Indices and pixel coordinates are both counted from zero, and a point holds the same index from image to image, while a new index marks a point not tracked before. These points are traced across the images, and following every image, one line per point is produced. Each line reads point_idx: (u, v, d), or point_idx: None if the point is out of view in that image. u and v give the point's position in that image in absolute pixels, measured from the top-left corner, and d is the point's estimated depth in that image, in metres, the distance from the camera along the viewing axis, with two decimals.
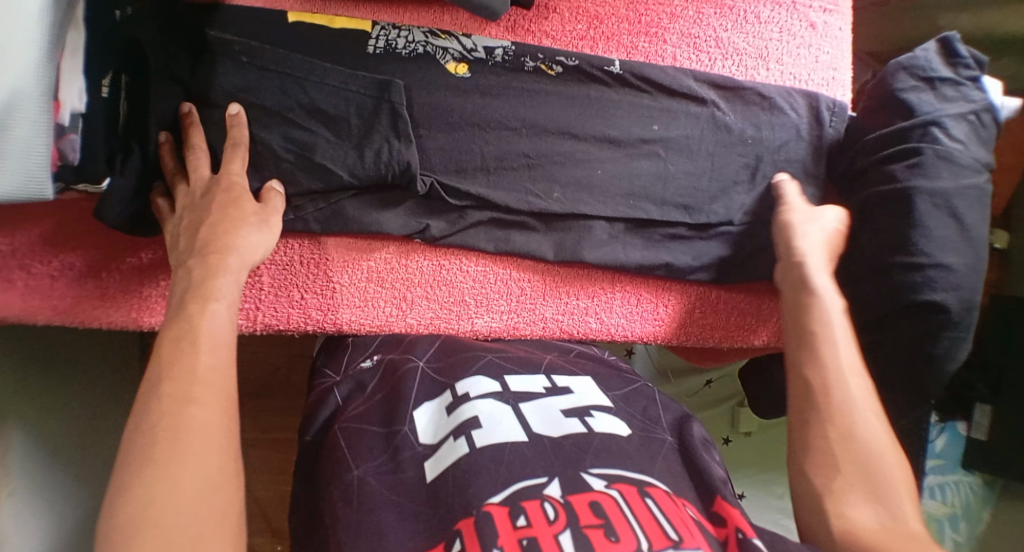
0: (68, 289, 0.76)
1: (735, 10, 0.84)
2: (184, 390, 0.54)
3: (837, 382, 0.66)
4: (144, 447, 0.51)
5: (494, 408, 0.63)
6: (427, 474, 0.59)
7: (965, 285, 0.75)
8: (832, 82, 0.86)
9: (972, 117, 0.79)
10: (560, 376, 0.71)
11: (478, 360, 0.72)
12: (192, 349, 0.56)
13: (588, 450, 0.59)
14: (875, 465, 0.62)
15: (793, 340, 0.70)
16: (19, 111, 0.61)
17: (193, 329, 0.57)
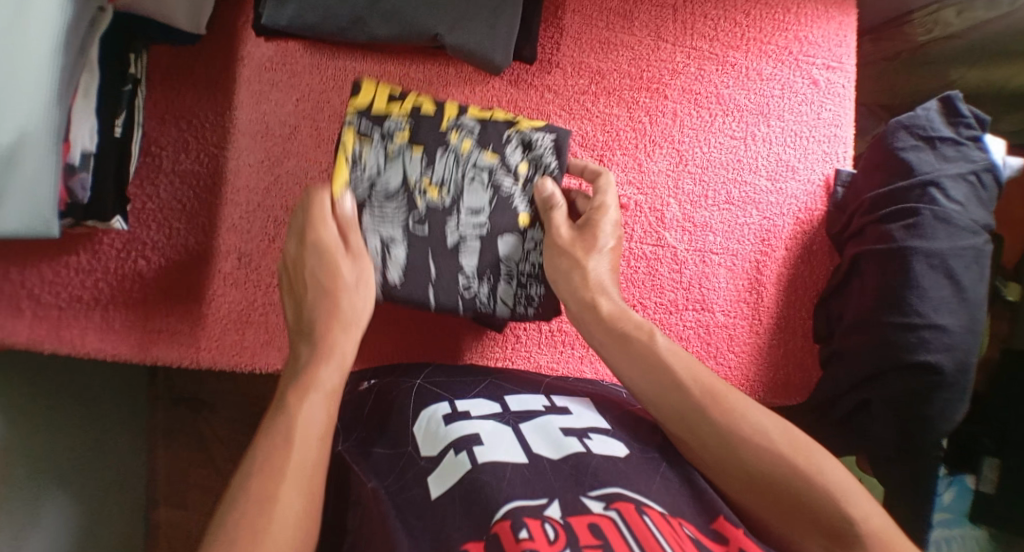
0: (75, 319, 0.77)
1: (737, 67, 0.84)
2: (281, 455, 0.56)
3: (667, 365, 0.64)
4: (254, 496, 0.54)
5: (495, 428, 0.63)
6: (431, 492, 0.59)
7: (958, 345, 0.75)
8: (833, 139, 0.86)
9: (972, 177, 0.80)
10: (560, 396, 0.70)
11: (478, 381, 0.72)
12: (295, 417, 0.59)
13: (588, 472, 0.59)
14: (738, 422, 0.60)
15: (621, 347, 0.67)
16: (26, 151, 0.63)
17: (295, 411, 0.59)
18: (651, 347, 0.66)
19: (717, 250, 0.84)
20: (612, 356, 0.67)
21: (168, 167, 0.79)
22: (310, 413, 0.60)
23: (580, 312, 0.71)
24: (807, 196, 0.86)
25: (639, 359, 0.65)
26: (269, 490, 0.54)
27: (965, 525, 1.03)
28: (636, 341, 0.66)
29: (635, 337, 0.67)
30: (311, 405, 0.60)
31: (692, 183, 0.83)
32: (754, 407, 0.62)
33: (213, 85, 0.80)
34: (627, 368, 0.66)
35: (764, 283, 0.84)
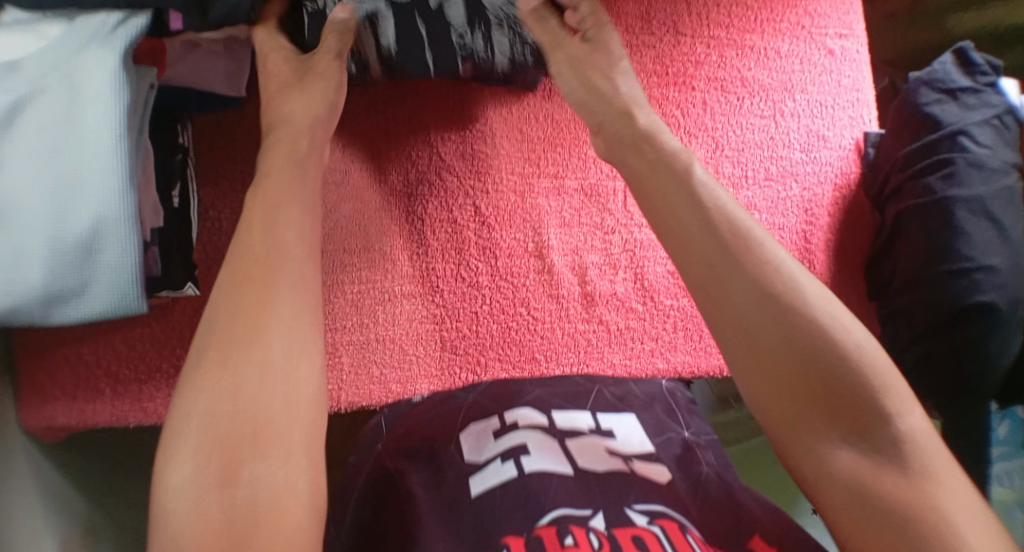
0: (157, 390, 0.79)
1: (755, 49, 0.87)
2: (249, 333, 0.52)
3: (813, 322, 0.56)
4: (224, 428, 0.48)
5: (541, 441, 0.69)
6: (471, 490, 0.64)
7: (1009, 283, 0.79)
8: (856, 104, 0.89)
9: (996, 121, 0.84)
10: (607, 418, 0.76)
11: (528, 394, 0.77)
12: (260, 287, 0.54)
13: (631, 486, 0.63)
14: (879, 417, 0.53)
15: (754, 292, 0.57)
16: (106, 235, 0.65)
17: (257, 313, 0.53)
18: (787, 297, 0.57)
19: (765, 227, 0.85)
20: (740, 294, 0.58)
21: (228, 229, 0.81)
22: (274, 320, 0.53)
23: (683, 239, 0.61)
24: (842, 161, 0.88)
25: (769, 307, 0.57)
26: (242, 389, 0.49)
27: None
28: (773, 278, 0.57)
29: (770, 278, 0.58)
30: (262, 326, 0.52)
31: (731, 166, 0.85)
32: (917, 422, 0.53)
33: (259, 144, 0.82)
34: (742, 310, 0.57)
35: (814, 253, 0.86)
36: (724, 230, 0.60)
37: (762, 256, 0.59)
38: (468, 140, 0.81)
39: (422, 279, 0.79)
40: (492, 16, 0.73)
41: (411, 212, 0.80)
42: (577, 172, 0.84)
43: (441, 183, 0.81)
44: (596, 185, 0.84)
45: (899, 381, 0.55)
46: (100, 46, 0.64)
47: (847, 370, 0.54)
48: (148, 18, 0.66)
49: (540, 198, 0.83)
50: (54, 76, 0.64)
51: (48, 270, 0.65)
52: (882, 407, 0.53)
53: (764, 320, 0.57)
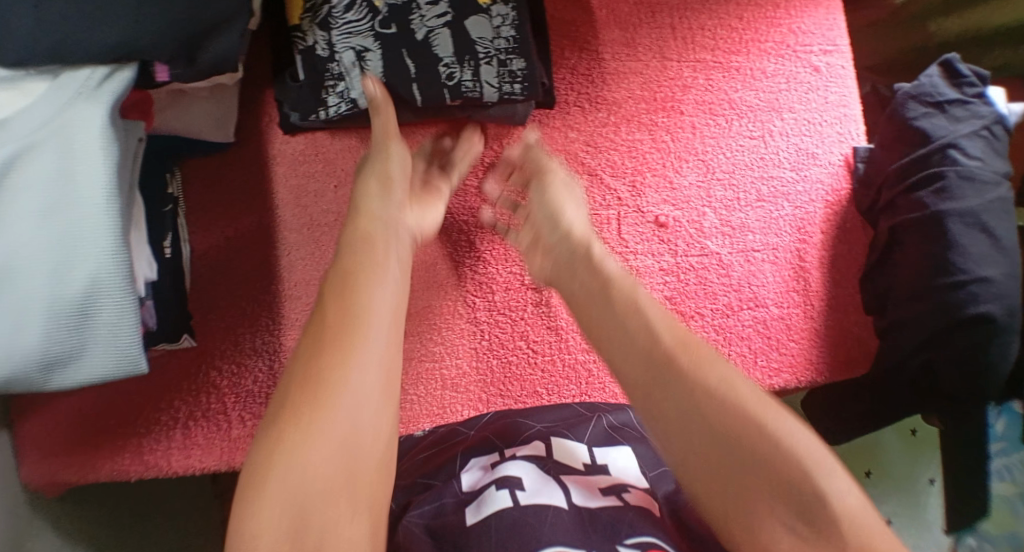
0: (158, 442, 0.78)
1: (742, 70, 0.87)
2: (342, 316, 0.53)
3: (704, 383, 0.50)
4: (310, 398, 0.49)
5: (537, 476, 0.62)
6: (467, 518, 0.59)
7: (1007, 293, 0.79)
8: (844, 119, 0.89)
9: (986, 132, 0.84)
10: (603, 448, 0.68)
11: (525, 430, 0.71)
12: (367, 281, 0.56)
13: (625, 521, 0.56)
14: (795, 478, 0.45)
15: (642, 365, 0.54)
16: (101, 298, 0.64)
17: (366, 304, 0.55)
18: (672, 364, 0.53)
19: (758, 247, 0.85)
20: (628, 375, 0.54)
21: (221, 277, 0.79)
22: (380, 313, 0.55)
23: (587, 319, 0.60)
24: (831, 178, 0.88)
25: (658, 378, 0.52)
26: (329, 364, 0.51)
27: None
28: (647, 347, 0.54)
29: (657, 346, 0.54)
30: (361, 306, 0.54)
31: (723, 189, 0.85)
32: (841, 483, 0.45)
33: (251, 190, 0.81)
34: (633, 390, 0.54)
35: (808, 271, 0.87)
36: (644, 339, 0.55)
37: (643, 323, 0.56)
38: None
39: (421, 318, 0.79)
40: (480, 51, 0.76)
41: (409, 251, 0.80)
42: None
43: (435, 219, 0.80)
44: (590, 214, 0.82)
45: (812, 440, 0.47)
46: (86, 100, 0.64)
47: (764, 437, 0.47)
48: (134, 71, 0.65)
49: None
50: (45, 132, 0.63)
51: (44, 335, 0.63)
52: (816, 487, 0.45)
53: (685, 425, 0.50)
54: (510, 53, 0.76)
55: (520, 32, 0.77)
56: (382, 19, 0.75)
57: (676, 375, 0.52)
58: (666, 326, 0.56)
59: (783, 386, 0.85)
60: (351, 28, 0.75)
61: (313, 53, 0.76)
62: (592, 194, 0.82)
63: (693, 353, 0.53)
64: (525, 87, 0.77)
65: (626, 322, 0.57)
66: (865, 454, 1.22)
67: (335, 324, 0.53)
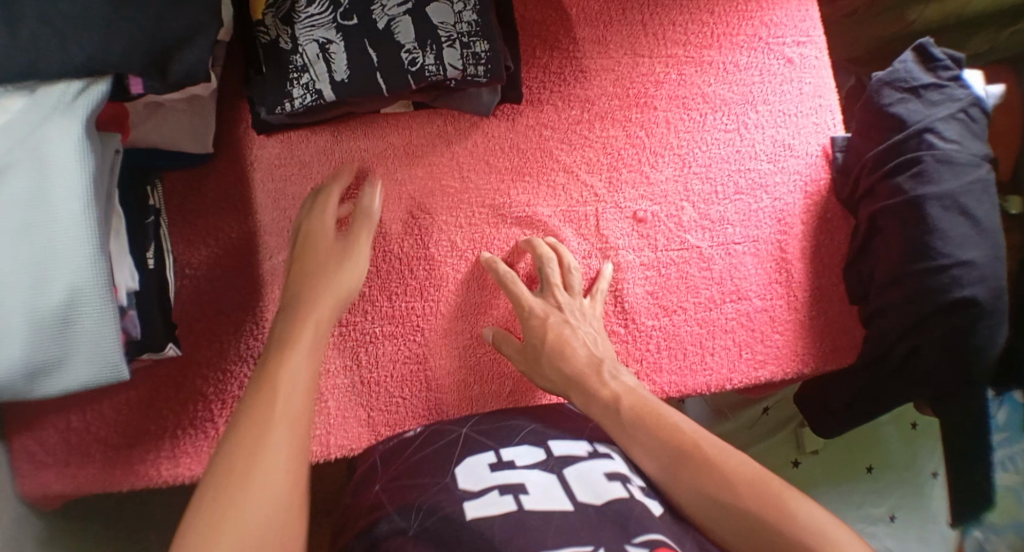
0: (147, 451, 0.79)
1: (714, 64, 0.87)
2: (261, 410, 0.58)
3: (712, 448, 0.64)
4: (215, 496, 0.53)
5: (542, 477, 0.64)
6: (467, 513, 0.60)
7: (991, 276, 0.79)
8: (820, 109, 0.89)
9: (962, 115, 0.84)
10: (603, 443, 0.70)
11: (521, 428, 0.72)
12: (275, 373, 0.61)
13: (631, 516, 0.59)
14: None
15: (676, 465, 0.64)
16: (81, 305, 0.64)
17: (273, 394, 0.59)
18: (688, 447, 0.65)
19: (739, 240, 0.85)
20: (659, 471, 0.65)
21: (205, 285, 0.80)
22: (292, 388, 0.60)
23: (618, 421, 0.69)
24: (808, 168, 0.88)
25: (690, 477, 0.63)
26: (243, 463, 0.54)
27: None
28: (664, 436, 0.66)
29: (664, 428, 0.67)
30: (278, 391, 0.59)
31: (700, 182, 0.85)
32: (844, 531, 0.56)
33: (230, 201, 0.81)
34: (660, 479, 0.65)
35: (791, 261, 0.86)
36: (667, 433, 0.66)
37: (658, 418, 0.68)
38: (437, 176, 0.81)
39: (403, 318, 0.79)
40: (443, 35, 0.74)
41: (389, 251, 0.80)
42: (548, 199, 0.82)
43: (414, 221, 0.80)
44: (567, 211, 0.83)
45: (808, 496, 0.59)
46: (63, 116, 0.64)
47: (773, 513, 0.58)
48: (109, 84, 0.66)
49: (512, 227, 0.82)
50: (21, 149, 0.63)
51: (27, 345, 0.64)
52: None
53: (716, 519, 0.60)
54: (472, 36, 0.75)
55: (480, 14, 0.75)
56: (343, 11, 0.74)
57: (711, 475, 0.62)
58: (674, 414, 0.68)
59: (770, 376, 0.84)
60: (312, 21, 0.74)
61: (277, 47, 0.74)
62: (569, 190, 0.83)
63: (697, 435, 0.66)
64: (488, 69, 0.75)
65: (652, 422, 0.68)
66: (867, 448, 1.20)
67: (248, 425, 0.57)
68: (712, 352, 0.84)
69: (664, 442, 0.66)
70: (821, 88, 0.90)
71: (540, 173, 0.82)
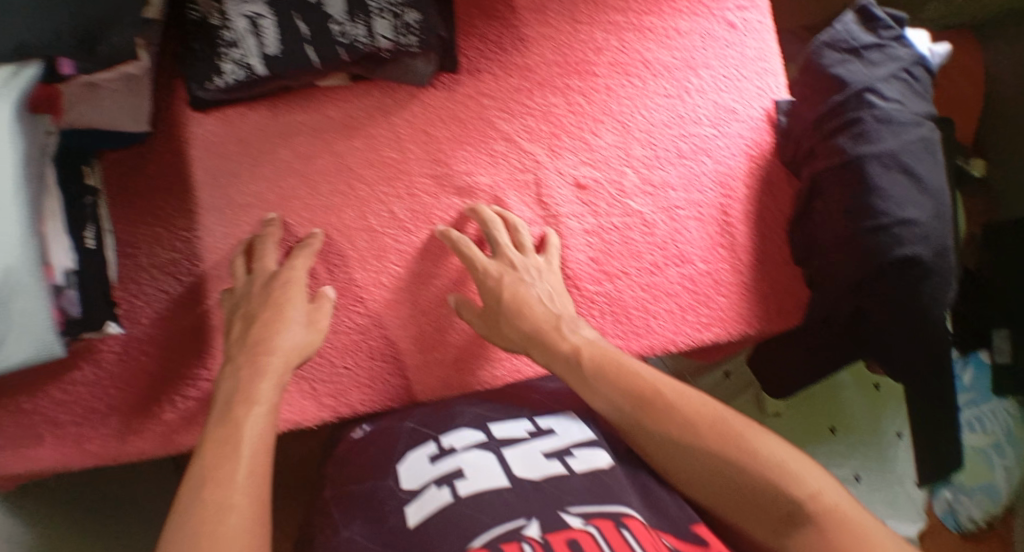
0: (94, 431, 0.79)
1: (654, 29, 0.87)
2: (224, 445, 0.59)
3: (669, 391, 0.65)
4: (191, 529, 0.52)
5: (479, 457, 0.65)
6: (409, 520, 0.60)
7: (933, 233, 0.79)
8: (763, 73, 0.89)
9: (903, 74, 0.84)
10: (543, 419, 0.72)
11: (461, 414, 0.72)
12: (243, 406, 0.63)
13: (568, 491, 0.61)
14: (778, 488, 0.57)
15: (633, 405, 0.65)
16: (18, 285, 0.63)
17: (236, 429, 0.61)
18: (648, 392, 0.65)
19: (682, 205, 0.85)
20: (626, 415, 0.65)
21: (145, 264, 0.80)
22: (256, 420, 0.62)
23: (577, 370, 0.69)
24: (752, 132, 0.88)
25: (653, 422, 0.63)
26: (217, 494, 0.55)
27: (993, 400, 1.18)
28: (627, 386, 0.66)
29: (627, 373, 0.67)
30: (243, 427, 0.61)
31: (642, 148, 0.85)
32: (804, 462, 0.59)
33: (169, 179, 0.80)
34: (630, 425, 0.65)
35: (734, 225, 0.86)
36: (630, 379, 0.66)
37: (621, 366, 0.68)
38: (376, 147, 0.81)
39: (346, 290, 0.79)
40: (373, 5, 0.73)
41: (330, 225, 0.79)
42: (488, 168, 0.82)
43: (353, 193, 0.80)
44: (508, 179, 0.82)
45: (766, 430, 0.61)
46: None
47: (740, 451, 0.59)
48: (39, 69, 0.64)
49: (453, 197, 0.81)
50: None
51: None
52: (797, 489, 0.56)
53: (685, 458, 0.62)
54: (404, 5, 0.73)
55: None
56: None
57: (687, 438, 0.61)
58: (637, 363, 0.68)
59: (714, 339, 0.85)
60: None
61: (207, 23, 0.73)
62: (509, 159, 0.83)
63: (657, 380, 0.66)
64: (421, 40, 0.74)
65: (610, 375, 0.67)
66: (829, 412, 1.21)
67: (202, 485, 0.56)
68: (656, 317, 0.84)
69: (629, 404, 0.65)
70: (764, 51, 0.89)
71: (480, 142, 0.82)
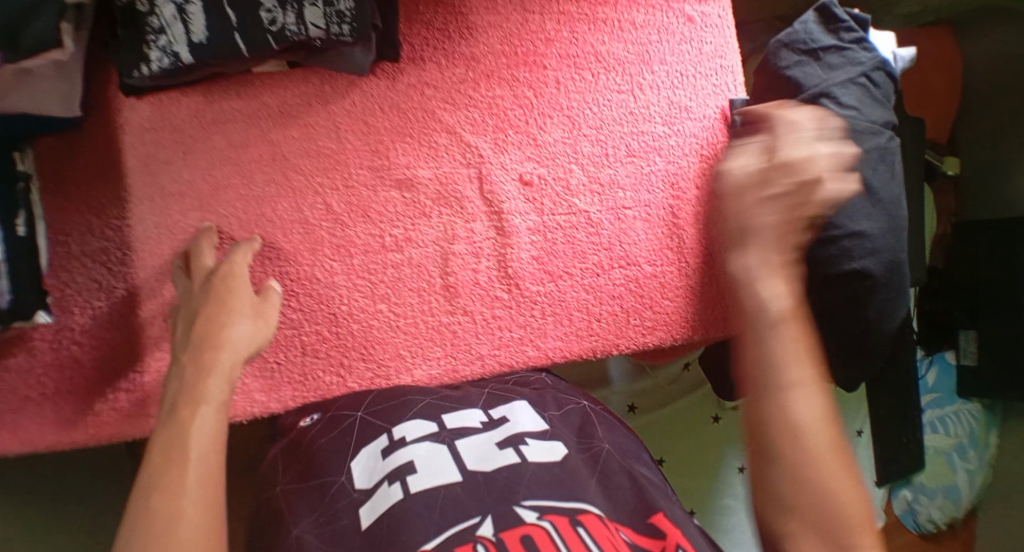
0: (22, 421, 0.77)
1: (608, 21, 0.84)
2: (169, 445, 0.54)
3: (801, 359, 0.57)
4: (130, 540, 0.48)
5: (429, 452, 0.63)
6: (361, 522, 0.58)
7: (883, 248, 0.77)
8: (720, 70, 0.87)
9: (863, 79, 0.81)
10: (496, 408, 0.70)
11: (414, 403, 0.71)
12: (187, 405, 0.58)
13: (521, 483, 0.58)
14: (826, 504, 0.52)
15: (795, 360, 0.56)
16: None
17: (180, 427, 0.56)
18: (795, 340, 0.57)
19: (629, 205, 0.84)
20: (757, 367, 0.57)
21: (76, 252, 0.78)
22: (198, 424, 0.57)
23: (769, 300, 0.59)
24: (706, 131, 0.86)
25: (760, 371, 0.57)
26: (160, 500, 0.50)
27: (957, 401, 1.17)
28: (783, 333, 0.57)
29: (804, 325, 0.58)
30: (190, 424, 0.56)
31: (590, 145, 0.83)
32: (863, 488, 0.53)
33: (101, 164, 0.78)
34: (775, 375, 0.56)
35: (682, 227, 0.85)
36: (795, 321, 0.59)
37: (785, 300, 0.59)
38: (313, 137, 0.78)
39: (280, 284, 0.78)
40: None
41: (265, 217, 0.78)
42: (429, 161, 0.80)
43: (288, 183, 0.78)
44: (450, 173, 0.81)
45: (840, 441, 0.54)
46: None
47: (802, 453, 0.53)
48: None
49: (392, 190, 0.80)
50: None
51: None
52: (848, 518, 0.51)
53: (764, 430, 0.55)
54: None
55: None
56: None
57: (795, 445, 0.53)
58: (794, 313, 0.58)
59: (658, 343, 0.85)
60: None
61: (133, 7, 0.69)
62: (451, 153, 0.81)
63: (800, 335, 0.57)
64: (354, 28, 0.72)
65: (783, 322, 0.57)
66: None
67: (157, 486, 0.51)
68: (598, 318, 0.84)
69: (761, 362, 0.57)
70: (722, 48, 0.87)
71: (422, 135, 0.80)
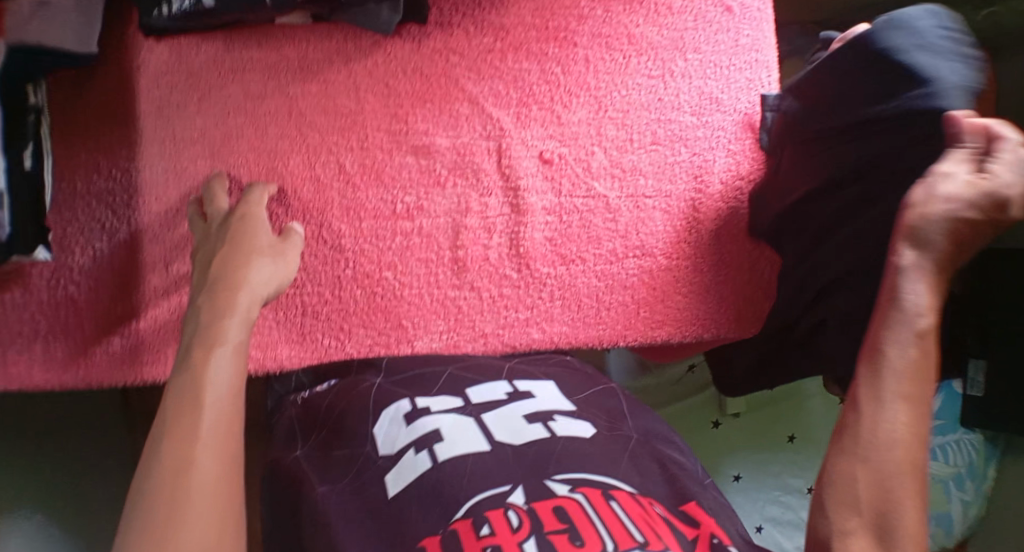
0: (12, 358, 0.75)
1: (645, 3, 0.82)
2: (191, 396, 0.53)
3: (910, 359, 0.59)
4: (153, 488, 0.48)
5: (454, 422, 0.63)
6: (388, 489, 0.58)
7: None
8: (755, 65, 0.85)
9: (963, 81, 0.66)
10: (521, 382, 0.70)
11: (439, 376, 0.70)
12: (205, 349, 0.56)
13: (550, 458, 0.59)
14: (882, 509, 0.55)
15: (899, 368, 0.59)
16: None
17: (200, 374, 0.54)
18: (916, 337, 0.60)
19: (649, 194, 0.82)
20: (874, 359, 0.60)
21: (81, 190, 0.75)
22: (219, 377, 0.54)
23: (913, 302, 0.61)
24: (735, 126, 0.85)
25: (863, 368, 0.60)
26: (179, 457, 0.50)
27: (959, 430, 1.14)
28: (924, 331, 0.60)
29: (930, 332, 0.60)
30: (211, 372, 0.54)
31: (615, 129, 0.82)
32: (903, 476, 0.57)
33: (110, 103, 0.74)
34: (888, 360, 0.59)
35: (701, 222, 0.84)
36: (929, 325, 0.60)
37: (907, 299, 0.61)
38: (331, 94, 0.76)
39: None
40: None
41: (275, 171, 0.76)
42: (447, 130, 0.78)
43: (302, 139, 0.76)
44: (468, 144, 0.79)
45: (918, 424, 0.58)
46: None
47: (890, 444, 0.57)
48: None
49: (408, 156, 0.78)
50: None
51: None
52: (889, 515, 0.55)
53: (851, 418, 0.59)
54: None
55: None
56: None
57: (877, 450, 0.56)
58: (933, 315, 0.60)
59: (665, 337, 0.83)
60: None
61: None
62: (472, 123, 0.79)
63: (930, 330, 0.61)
64: None
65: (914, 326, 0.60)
66: (793, 419, 1.15)
67: (174, 432, 0.51)
68: (608, 306, 0.82)
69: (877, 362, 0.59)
70: (758, 42, 0.85)
71: (444, 103, 0.78)
